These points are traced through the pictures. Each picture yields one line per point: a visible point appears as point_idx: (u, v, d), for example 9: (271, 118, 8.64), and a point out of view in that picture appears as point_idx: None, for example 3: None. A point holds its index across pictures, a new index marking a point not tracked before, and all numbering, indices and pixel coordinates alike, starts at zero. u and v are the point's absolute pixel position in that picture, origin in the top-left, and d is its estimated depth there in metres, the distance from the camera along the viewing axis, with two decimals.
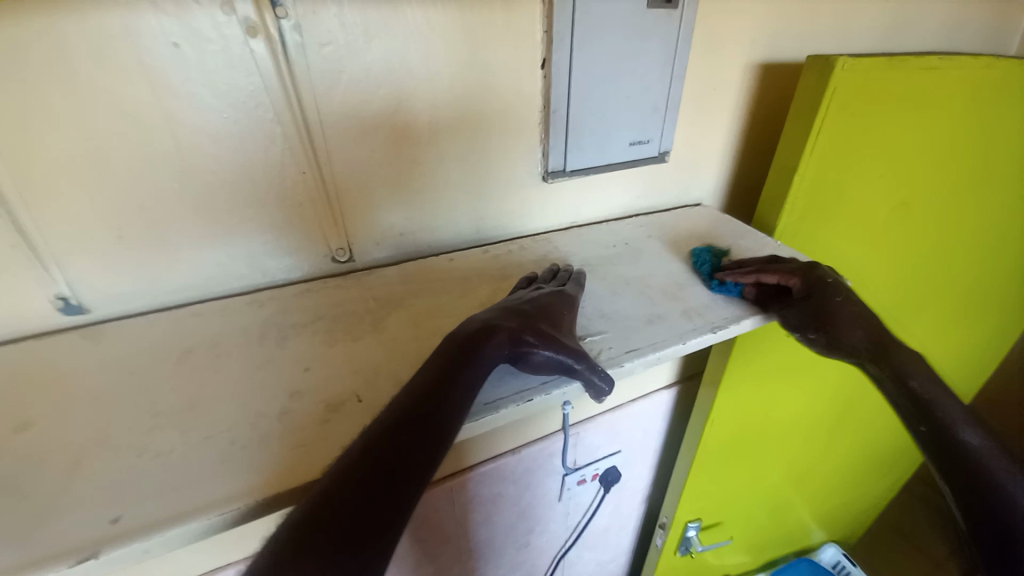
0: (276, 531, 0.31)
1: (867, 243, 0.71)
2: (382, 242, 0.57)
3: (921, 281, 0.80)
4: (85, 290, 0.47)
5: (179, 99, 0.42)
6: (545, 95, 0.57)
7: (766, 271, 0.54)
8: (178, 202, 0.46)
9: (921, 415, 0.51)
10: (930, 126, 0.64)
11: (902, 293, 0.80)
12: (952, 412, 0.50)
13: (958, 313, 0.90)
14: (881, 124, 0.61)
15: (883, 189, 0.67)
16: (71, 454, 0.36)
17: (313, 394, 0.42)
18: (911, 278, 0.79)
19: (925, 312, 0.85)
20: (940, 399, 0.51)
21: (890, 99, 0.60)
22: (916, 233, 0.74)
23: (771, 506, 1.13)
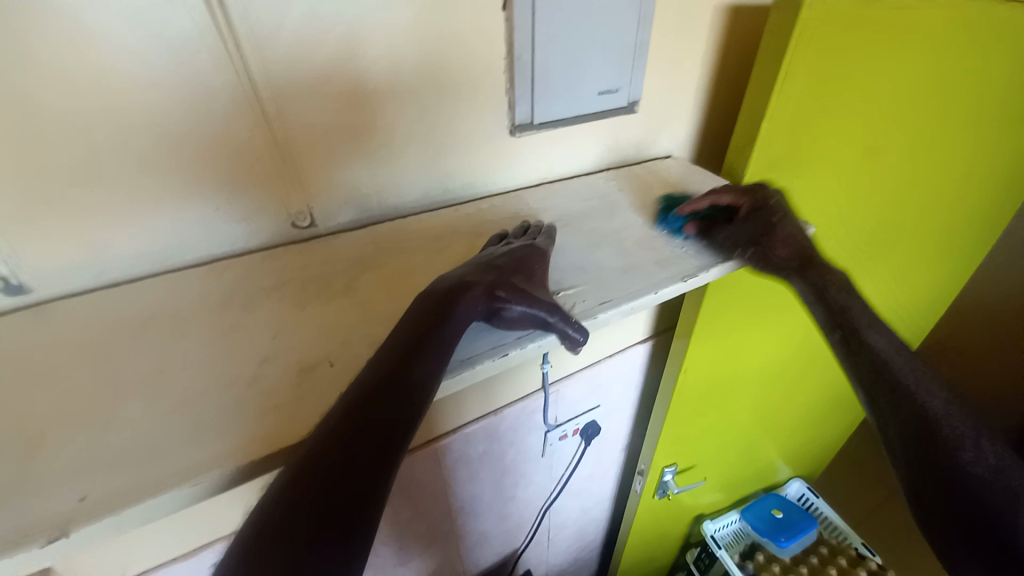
0: (263, 504, 0.31)
1: (835, 193, 0.71)
2: (344, 204, 0.55)
3: (887, 231, 0.82)
4: (23, 268, 0.44)
5: (100, 47, 0.38)
6: (509, 40, 0.53)
7: (717, 194, 0.57)
8: (117, 164, 0.43)
9: (879, 381, 0.54)
10: (902, 71, 0.63)
11: (870, 242, 0.81)
12: (907, 376, 0.54)
13: (921, 262, 0.92)
14: (851, 67, 0.60)
15: (851, 136, 0.67)
16: (29, 434, 0.34)
17: (283, 360, 0.41)
18: (877, 227, 0.80)
19: (891, 261, 0.87)
20: (898, 365, 0.54)
21: (860, 42, 0.59)
22: (882, 180, 0.74)
23: (742, 446, 1.19)
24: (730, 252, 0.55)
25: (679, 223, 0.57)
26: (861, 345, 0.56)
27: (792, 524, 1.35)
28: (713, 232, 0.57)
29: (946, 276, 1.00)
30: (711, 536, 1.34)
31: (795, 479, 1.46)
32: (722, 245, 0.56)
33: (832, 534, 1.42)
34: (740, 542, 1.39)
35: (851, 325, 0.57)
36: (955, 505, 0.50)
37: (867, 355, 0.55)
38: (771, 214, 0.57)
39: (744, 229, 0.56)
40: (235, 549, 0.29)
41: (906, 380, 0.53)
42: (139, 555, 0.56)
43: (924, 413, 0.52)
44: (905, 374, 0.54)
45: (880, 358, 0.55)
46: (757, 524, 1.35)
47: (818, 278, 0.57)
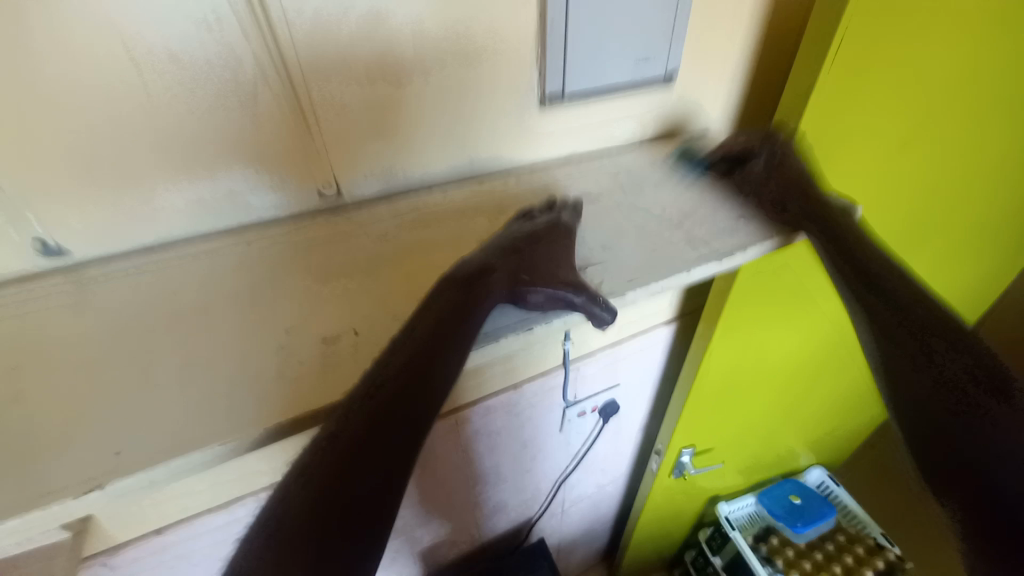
0: (288, 486, 0.31)
1: (877, 183, 0.67)
2: (370, 177, 0.54)
3: (933, 215, 0.76)
4: (58, 229, 0.45)
5: (129, 16, 0.38)
6: (541, 6, 0.51)
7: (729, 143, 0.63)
8: (148, 132, 0.43)
9: (882, 326, 0.46)
10: (952, 51, 0.58)
11: (910, 231, 0.76)
12: (903, 310, 0.45)
13: (968, 254, 0.88)
14: (906, 40, 0.55)
15: (902, 120, 0.62)
16: (73, 393, 0.36)
17: (309, 331, 0.41)
18: (921, 216, 0.75)
19: (936, 248, 0.82)
20: (906, 307, 0.45)
21: (918, 13, 0.53)
22: (931, 166, 0.69)
23: (764, 431, 1.17)
24: (741, 197, 0.58)
25: (700, 166, 0.63)
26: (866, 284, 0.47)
27: (811, 512, 1.34)
28: (738, 176, 0.60)
29: (997, 268, 0.92)
30: (726, 517, 1.34)
31: (816, 467, 1.45)
32: (734, 187, 0.60)
33: (851, 523, 1.40)
34: (755, 526, 1.39)
35: (870, 271, 0.48)
36: (950, 457, 0.41)
37: (868, 281, 0.48)
38: (778, 158, 0.57)
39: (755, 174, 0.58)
40: (264, 540, 0.31)
41: (907, 319, 0.44)
42: (178, 505, 0.60)
43: (927, 365, 0.42)
44: (920, 315, 0.44)
45: (873, 305, 0.47)
46: (773, 509, 1.35)
47: (820, 218, 0.53)
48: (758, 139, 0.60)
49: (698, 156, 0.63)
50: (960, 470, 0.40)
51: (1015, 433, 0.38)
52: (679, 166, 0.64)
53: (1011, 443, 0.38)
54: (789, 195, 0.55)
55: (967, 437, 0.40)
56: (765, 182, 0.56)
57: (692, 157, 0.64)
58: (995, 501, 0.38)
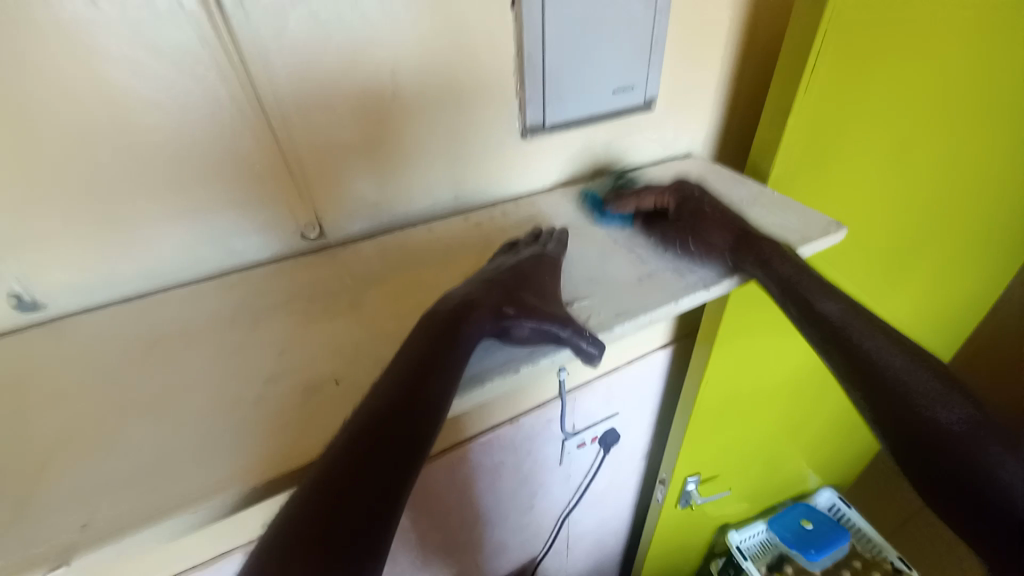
0: (285, 514, 0.30)
1: (857, 197, 0.68)
2: (354, 215, 0.54)
3: (909, 235, 0.78)
4: (36, 283, 0.43)
5: (104, 63, 0.38)
6: (518, 41, 0.52)
7: (641, 195, 0.57)
8: (124, 178, 0.42)
9: (846, 359, 0.45)
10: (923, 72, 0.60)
11: (893, 246, 0.77)
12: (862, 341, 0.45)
13: (948, 274, 0.89)
14: (879, 61, 0.57)
15: (877, 137, 0.64)
16: (34, 456, 0.34)
17: (289, 377, 0.40)
18: (901, 231, 0.77)
19: (921, 261, 0.83)
20: (863, 339, 0.45)
21: (890, 35, 0.55)
22: (908, 181, 0.71)
23: (768, 456, 1.14)
24: (662, 235, 0.55)
25: (621, 217, 0.58)
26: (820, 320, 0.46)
27: (823, 537, 1.29)
28: (652, 227, 0.56)
29: (978, 281, 0.94)
30: (737, 547, 1.29)
31: (824, 488, 1.41)
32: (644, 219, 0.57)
33: (866, 547, 1.34)
34: (767, 554, 1.33)
35: (831, 320, 0.46)
36: (938, 476, 0.40)
37: (819, 317, 0.47)
38: (700, 207, 0.55)
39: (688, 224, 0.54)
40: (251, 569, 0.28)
41: (863, 346, 0.44)
42: (158, 566, 0.56)
43: (894, 384, 0.42)
44: (862, 339, 0.45)
45: (838, 341, 0.46)
46: (784, 535, 1.30)
47: (760, 253, 0.49)
48: (672, 192, 0.57)
49: (612, 207, 0.58)
50: (947, 487, 0.39)
51: (962, 423, 0.39)
52: (597, 216, 0.59)
53: (993, 451, 0.38)
54: (699, 217, 0.54)
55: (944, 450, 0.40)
56: (684, 210, 0.55)
57: (597, 207, 0.59)
58: (991, 510, 0.37)
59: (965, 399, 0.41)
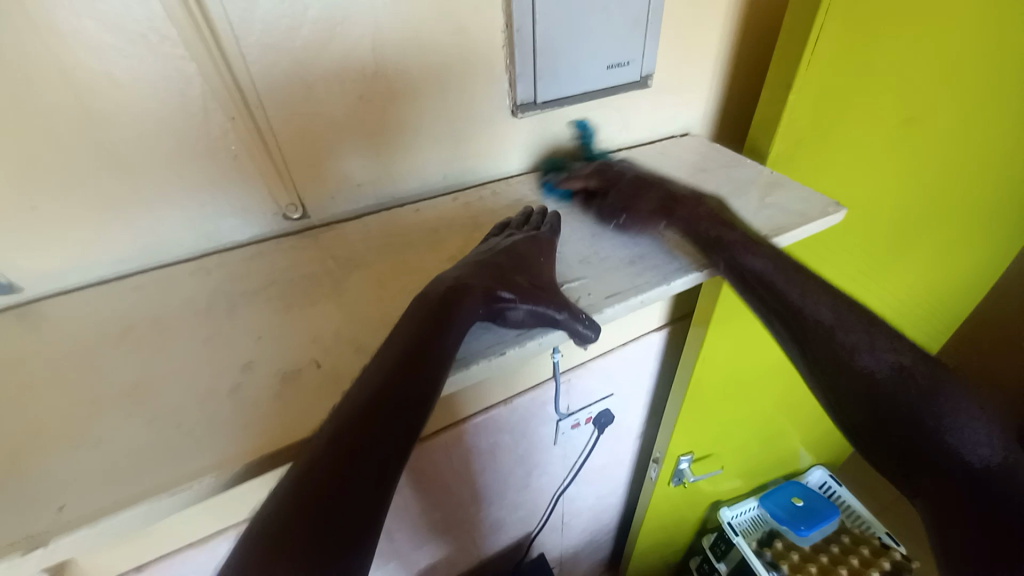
0: (283, 492, 0.30)
1: (858, 176, 0.67)
2: (338, 195, 0.52)
3: (902, 221, 0.77)
4: (9, 266, 0.42)
5: (63, 36, 0.35)
6: (507, 11, 0.49)
7: (575, 174, 0.57)
8: (94, 158, 0.41)
9: (829, 365, 0.45)
10: (937, 41, 0.58)
11: (893, 227, 0.77)
12: (847, 342, 0.45)
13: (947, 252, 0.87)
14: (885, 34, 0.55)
15: (880, 114, 0.62)
16: (10, 445, 0.33)
17: (269, 363, 0.39)
18: (902, 213, 0.76)
19: (921, 241, 0.82)
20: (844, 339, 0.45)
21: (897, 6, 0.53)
22: (911, 160, 0.69)
23: (762, 435, 1.15)
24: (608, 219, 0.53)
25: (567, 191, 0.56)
26: (808, 326, 0.46)
27: (814, 513, 1.30)
28: (586, 206, 0.55)
29: (974, 261, 0.94)
30: (728, 523, 1.31)
31: (817, 466, 1.43)
32: (601, 212, 0.53)
33: (855, 522, 1.37)
34: (758, 530, 1.36)
35: (815, 327, 0.46)
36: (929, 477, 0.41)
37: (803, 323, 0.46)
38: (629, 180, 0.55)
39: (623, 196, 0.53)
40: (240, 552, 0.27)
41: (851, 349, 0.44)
42: (154, 544, 0.57)
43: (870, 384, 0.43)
44: (851, 344, 0.44)
45: (818, 344, 0.46)
46: (776, 512, 1.32)
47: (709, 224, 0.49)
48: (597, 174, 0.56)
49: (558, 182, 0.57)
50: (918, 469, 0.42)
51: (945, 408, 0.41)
52: (542, 188, 0.58)
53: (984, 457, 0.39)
54: (678, 202, 0.52)
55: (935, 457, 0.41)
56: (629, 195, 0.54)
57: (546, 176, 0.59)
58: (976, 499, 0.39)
59: (956, 382, 0.42)
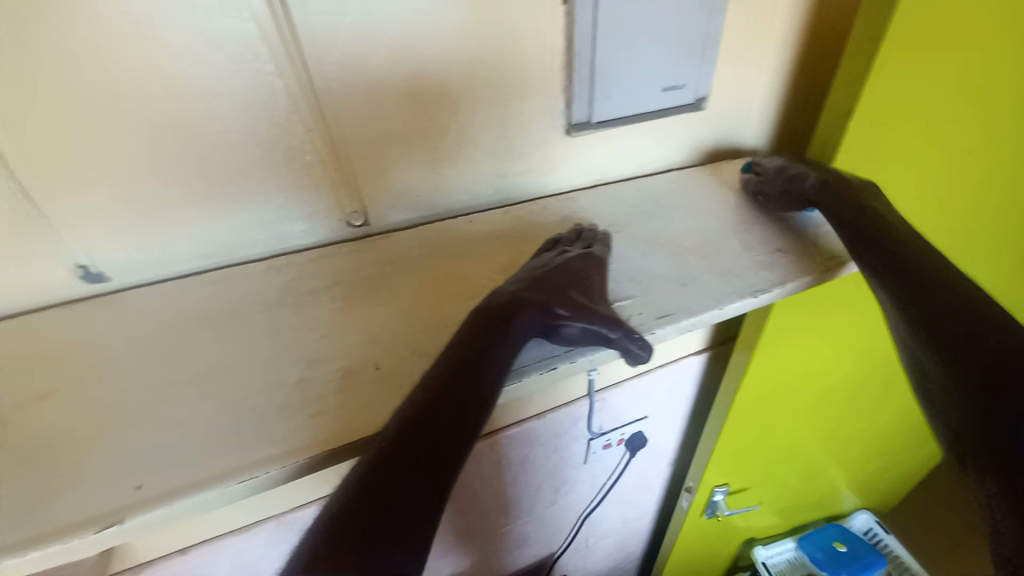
0: (342, 494, 0.32)
1: (936, 213, 0.63)
2: (398, 204, 0.54)
3: (1003, 264, 0.68)
4: (103, 258, 0.46)
5: (169, 52, 0.39)
6: (568, 35, 0.51)
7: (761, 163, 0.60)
8: (185, 163, 0.44)
9: (909, 300, 0.41)
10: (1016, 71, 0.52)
11: (988, 269, 0.69)
12: (941, 291, 0.41)
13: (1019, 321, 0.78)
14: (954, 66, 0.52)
15: (957, 149, 0.58)
16: (98, 423, 0.36)
17: (330, 361, 0.41)
18: (1001, 255, 0.68)
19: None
20: (934, 283, 0.41)
21: (966, 37, 0.51)
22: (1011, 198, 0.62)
23: (804, 470, 1.10)
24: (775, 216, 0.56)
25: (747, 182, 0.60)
26: (893, 264, 0.43)
27: (857, 560, 1.22)
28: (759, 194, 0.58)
29: None
30: (763, 562, 1.25)
31: (861, 510, 1.33)
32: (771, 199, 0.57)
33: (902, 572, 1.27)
34: (796, 573, 1.28)
35: (900, 269, 0.43)
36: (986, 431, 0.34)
37: (886, 260, 0.44)
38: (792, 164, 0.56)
39: (784, 183, 0.55)
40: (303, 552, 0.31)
41: (934, 294, 0.40)
42: (201, 529, 0.60)
43: (945, 323, 0.39)
44: (935, 290, 0.41)
45: (905, 280, 0.42)
46: (815, 554, 1.24)
47: (829, 192, 0.50)
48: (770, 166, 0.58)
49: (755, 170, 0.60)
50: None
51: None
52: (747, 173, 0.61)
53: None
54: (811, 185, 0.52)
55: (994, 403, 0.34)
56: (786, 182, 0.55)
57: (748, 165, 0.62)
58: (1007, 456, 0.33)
59: None
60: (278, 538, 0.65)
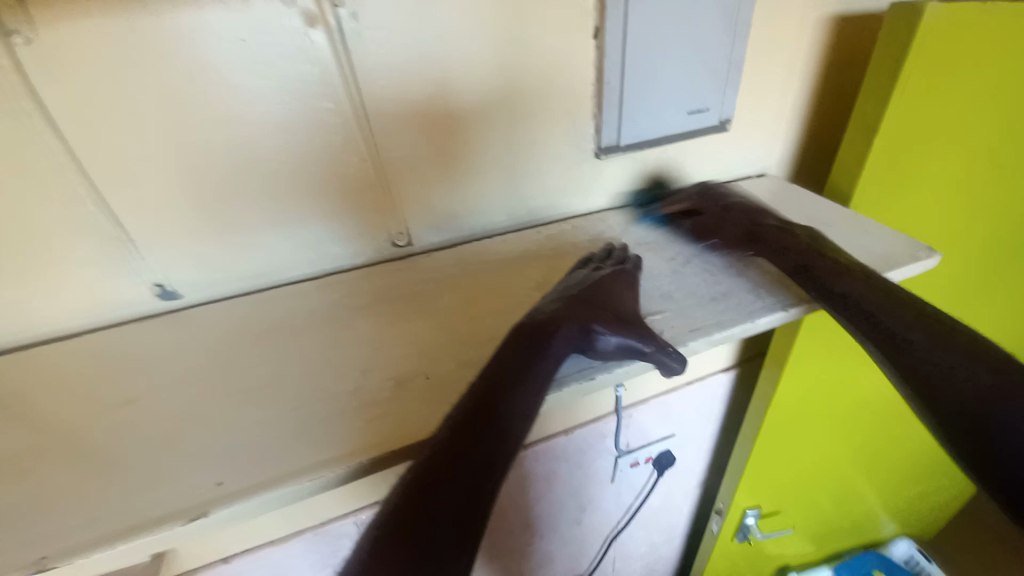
0: (394, 498, 0.35)
1: (939, 224, 0.67)
2: (437, 225, 0.58)
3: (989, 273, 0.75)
4: (176, 276, 0.51)
5: (243, 93, 0.44)
6: (598, 67, 0.54)
7: (675, 198, 0.63)
8: (250, 190, 0.49)
9: (885, 341, 0.40)
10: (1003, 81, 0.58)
11: (976, 280, 0.75)
12: (909, 332, 0.39)
13: (1006, 323, 0.83)
14: (961, 88, 0.57)
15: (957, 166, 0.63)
16: (174, 427, 0.40)
17: (382, 371, 0.43)
18: (984, 266, 0.74)
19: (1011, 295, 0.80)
20: (905, 319, 0.40)
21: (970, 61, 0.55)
22: (994, 212, 0.69)
23: (839, 494, 1.07)
24: (695, 239, 0.58)
25: (663, 214, 0.62)
26: (852, 304, 0.43)
27: None
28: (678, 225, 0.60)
29: None
30: None
31: (901, 538, 1.28)
32: (689, 232, 0.58)
33: None
34: None
35: (858, 304, 0.43)
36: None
37: (835, 295, 0.45)
38: (721, 200, 0.61)
39: (717, 218, 0.58)
40: (358, 557, 0.33)
41: (894, 328, 0.40)
42: (244, 534, 0.63)
43: (919, 355, 0.38)
44: (895, 323, 0.40)
45: (875, 318, 0.41)
46: None
47: (781, 241, 0.52)
48: (696, 197, 0.62)
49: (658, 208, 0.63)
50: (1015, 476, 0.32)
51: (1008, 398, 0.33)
52: (635, 212, 0.65)
53: None
54: (759, 228, 0.55)
55: (976, 425, 0.34)
56: (719, 216, 0.58)
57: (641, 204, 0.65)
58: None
59: None
60: (316, 547, 0.68)
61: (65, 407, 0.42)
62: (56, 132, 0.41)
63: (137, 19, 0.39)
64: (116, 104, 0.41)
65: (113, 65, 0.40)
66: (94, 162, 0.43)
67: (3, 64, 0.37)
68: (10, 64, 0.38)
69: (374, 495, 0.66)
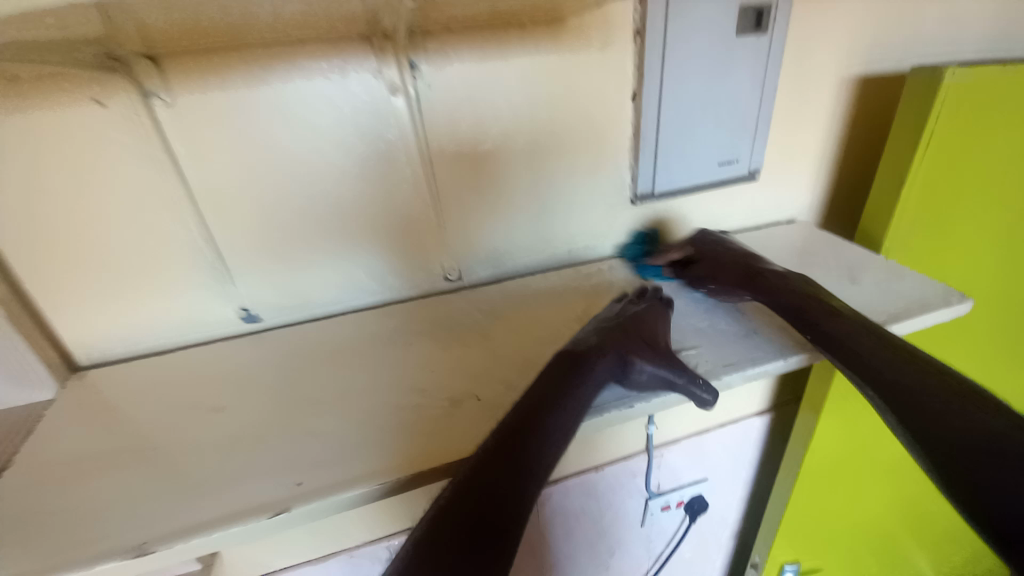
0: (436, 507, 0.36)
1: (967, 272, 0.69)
2: (484, 263, 0.63)
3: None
4: (257, 301, 0.57)
5: (330, 146, 0.51)
6: (635, 124, 0.60)
7: (671, 248, 0.64)
8: (326, 228, 0.55)
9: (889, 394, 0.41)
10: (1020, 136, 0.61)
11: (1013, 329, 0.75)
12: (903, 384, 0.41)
13: None
14: (983, 146, 0.60)
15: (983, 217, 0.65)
16: (253, 434, 0.45)
17: (435, 392, 0.47)
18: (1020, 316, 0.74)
19: None
20: (914, 379, 0.41)
21: (991, 121, 0.58)
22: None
23: (885, 552, 1.02)
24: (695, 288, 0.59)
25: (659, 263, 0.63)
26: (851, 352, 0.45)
27: None
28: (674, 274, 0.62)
29: None
30: None
31: None
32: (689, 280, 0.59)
33: None
34: None
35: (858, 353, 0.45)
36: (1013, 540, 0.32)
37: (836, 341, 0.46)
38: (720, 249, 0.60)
39: (718, 266, 0.58)
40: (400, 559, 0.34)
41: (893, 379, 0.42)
42: (286, 549, 0.67)
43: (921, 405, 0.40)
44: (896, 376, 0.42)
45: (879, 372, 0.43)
46: None
47: (769, 287, 0.53)
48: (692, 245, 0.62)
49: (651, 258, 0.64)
50: (1003, 507, 0.34)
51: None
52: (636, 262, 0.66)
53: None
54: (747, 273, 0.56)
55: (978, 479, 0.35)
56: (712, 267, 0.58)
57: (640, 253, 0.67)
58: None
59: None
60: (350, 570, 0.70)
61: (159, 412, 0.48)
62: (179, 177, 0.49)
63: (251, 87, 0.47)
64: (226, 154, 0.49)
65: (228, 124, 0.48)
66: (204, 202, 0.51)
67: (147, 123, 0.46)
68: (148, 120, 0.46)
69: (409, 519, 0.69)
